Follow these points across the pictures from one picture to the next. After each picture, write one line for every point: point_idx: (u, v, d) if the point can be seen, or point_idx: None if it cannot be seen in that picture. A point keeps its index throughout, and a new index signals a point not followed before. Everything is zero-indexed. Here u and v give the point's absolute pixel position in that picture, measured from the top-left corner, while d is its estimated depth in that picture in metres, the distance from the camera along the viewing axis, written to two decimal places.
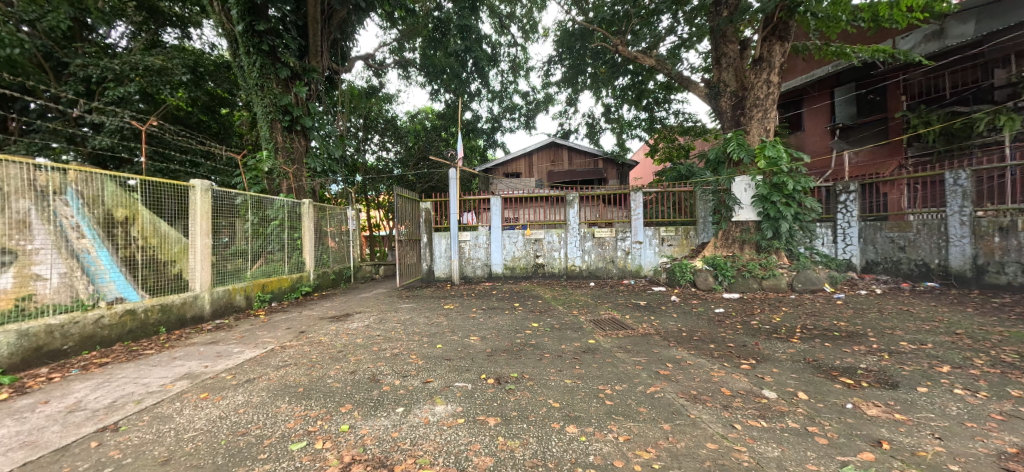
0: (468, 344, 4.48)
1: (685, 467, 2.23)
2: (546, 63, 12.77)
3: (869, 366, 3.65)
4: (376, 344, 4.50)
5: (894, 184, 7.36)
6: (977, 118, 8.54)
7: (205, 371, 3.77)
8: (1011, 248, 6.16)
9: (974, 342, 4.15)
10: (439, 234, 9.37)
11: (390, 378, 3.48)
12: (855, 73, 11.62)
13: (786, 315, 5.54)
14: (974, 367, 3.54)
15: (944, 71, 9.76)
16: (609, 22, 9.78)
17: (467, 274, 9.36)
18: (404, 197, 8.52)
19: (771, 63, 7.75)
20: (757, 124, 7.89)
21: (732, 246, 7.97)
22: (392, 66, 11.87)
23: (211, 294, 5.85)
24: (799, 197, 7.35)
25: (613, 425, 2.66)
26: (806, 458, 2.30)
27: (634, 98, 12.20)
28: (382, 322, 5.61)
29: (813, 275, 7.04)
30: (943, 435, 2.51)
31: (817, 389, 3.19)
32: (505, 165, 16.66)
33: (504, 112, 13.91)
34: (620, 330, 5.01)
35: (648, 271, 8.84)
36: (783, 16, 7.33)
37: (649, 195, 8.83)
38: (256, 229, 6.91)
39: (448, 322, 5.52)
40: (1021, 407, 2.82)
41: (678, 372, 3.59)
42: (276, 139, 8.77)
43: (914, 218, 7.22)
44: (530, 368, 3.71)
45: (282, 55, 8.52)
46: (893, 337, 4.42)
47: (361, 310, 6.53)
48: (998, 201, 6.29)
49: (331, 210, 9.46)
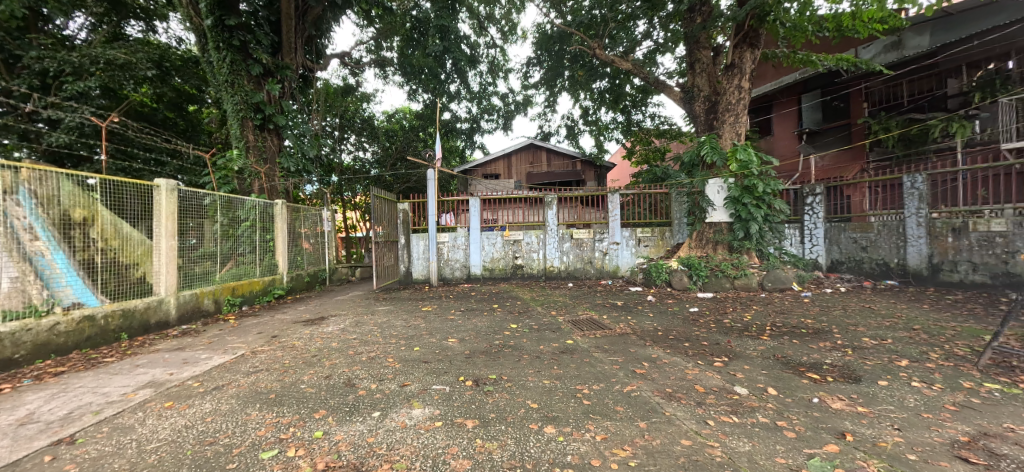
0: (447, 346, 4.45)
1: (661, 464, 2.27)
2: (525, 65, 12.85)
3: (834, 361, 3.80)
4: (352, 348, 4.42)
5: (856, 187, 7.69)
6: (932, 125, 9.04)
7: (170, 379, 3.62)
8: (963, 247, 6.54)
9: (929, 337, 4.37)
10: (417, 235, 9.28)
11: (366, 382, 3.42)
12: (820, 80, 12.06)
13: (756, 313, 5.72)
14: (929, 361, 3.73)
15: (902, 80, 10.24)
16: (587, 26, 9.93)
17: (446, 275, 9.29)
18: (381, 198, 8.41)
19: (742, 70, 7.92)
20: (730, 128, 8.10)
21: (705, 247, 8.16)
22: (368, 65, 11.67)
23: (177, 298, 5.63)
24: (768, 199, 7.63)
25: (591, 425, 2.68)
26: (775, 452, 2.37)
27: (612, 101, 12.39)
28: (359, 325, 5.51)
29: (782, 275, 7.28)
30: (902, 426, 2.64)
31: (785, 385, 3.29)
32: (484, 166, 16.65)
33: (482, 113, 13.89)
34: (598, 330, 5.07)
35: (625, 271, 8.98)
36: (753, 24, 7.55)
37: (626, 196, 8.97)
38: (226, 230, 6.70)
39: (425, 324, 5.47)
40: (972, 398, 2.98)
41: (654, 370, 3.66)
42: (247, 137, 8.50)
43: (875, 219, 7.54)
44: (509, 369, 3.72)
45: (254, 52, 8.31)
46: (856, 333, 4.62)
47: (337, 313, 6.40)
48: (952, 203, 6.64)
49: (305, 211, 9.24)
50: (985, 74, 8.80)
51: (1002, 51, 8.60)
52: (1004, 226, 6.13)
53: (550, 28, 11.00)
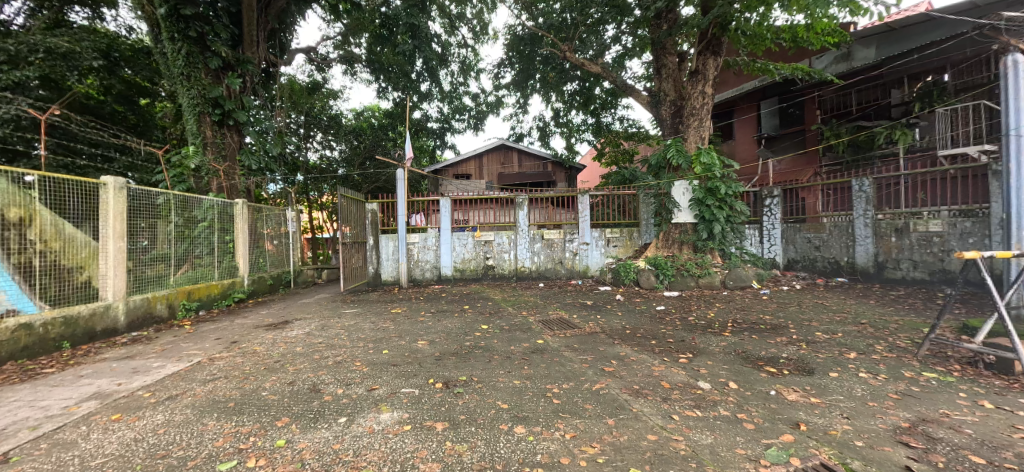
0: (416, 349, 4.40)
1: (628, 459, 2.32)
2: (496, 66, 12.83)
3: (790, 355, 3.99)
4: (318, 352, 4.29)
5: (810, 190, 8.15)
6: (878, 132, 9.61)
7: (119, 389, 3.41)
8: (905, 246, 6.97)
9: (875, 331, 4.66)
10: (386, 235, 9.11)
11: (332, 387, 3.34)
12: (778, 88, 12.62)
13: (719, 311, 5.93)
14: (875, 353, 3.97)
15: (851, 90, 10.93)
16: (558, 29, 10.06)
17: (416, 276, 9.17)
18: (348, 198, 8.22)
19: (706, 76, 8.22)
20: (694, 132, 8.38)
21: (671, 247, 8.40)
22: (335, 61, 11.35)
23: (126, 303, 5.31)
24: (730, 201, 7.96)
25: (560, 424, 2.71)
26: (735, 443, 2.47)
27: (582, 103, 12.58)
28: (325, 328, 5.36)
29: (743, 273, 7.59)
30: (851, 414, 2.80)
31: (746, 379, 3.43)
32: (455, 166, 16.55)
33: (454, 112, 13.78)
34: (568, 330, 5.12)
35: (594, 271, 9.12)
36: (716, 32, 7.87)
37: (596, 198, 9.11)
38: (181, 231, 6.37)
39: (395, 326, 5.38)
40: (913, 386, 3.20)
41: (622, 368, 3.74)
42: (205, 133, 8.10)
43: (827, 220, 8.02)
44: (480, 370, 3.72)
45: (212, 44, 7.92)
46: (810, 328, 4.87)
47: (302, 316, 6.20)
48: (895, 205, 7.07)
49: (267, 211, 8.90)
50: (923, 86, 9.49)
51: (938, 65, 9.28)
52: (941, 227, 6.57)
53: (522, 30, 11.05)
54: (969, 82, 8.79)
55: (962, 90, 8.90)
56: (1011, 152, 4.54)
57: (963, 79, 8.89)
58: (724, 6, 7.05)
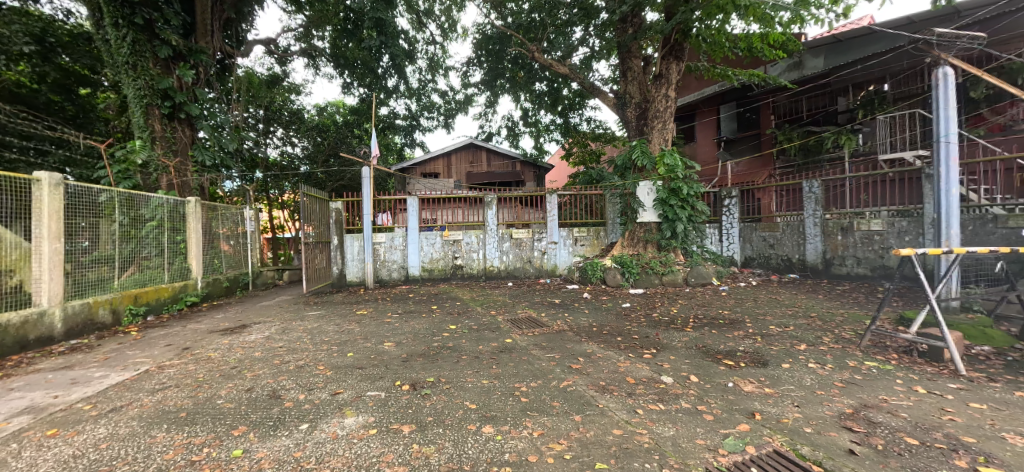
0: (383, 350, 4.32)
1: (594, 454, 2.37)
2: (465, 64, 12.73)
3: (746, 348, 4.18)
4: (278, 356, 4.14)
5: (765, 191, 8.57)
6: (826, 136, 10.31)
7: (55, 402, 3.17)
8: (850, 244, 7.41)
9: (823, 323, 4.95)
10: (351, 235, 8.88)
11: (294, 393, 3.23)
12: (736, 93, 13.14)
13: (681, 307, 6.14)
14: (823, 344, 4.22)
15: (802, 96, 11.58)
16: (526, 29, 10.12)
17: (382, 277, 8.99)
18: (311, 196, 7.97)
19: (669, 80, 8.48)
20: (658, 133, 8.62)
21: (636, 246, 8.61)
22: (297, 54, 10.91)
23: (63, 309, 4.94)
24: (692, 201, 8.26)
25: (528, 422, 2.73)
26: (696, 434, 2.56)
27: (550, 104, 12.72)
28: (285, 332, 5.17)
29: (703, 271, 7.89)
30: (801, 403, 2.96)
31: (705, 372, 3.57)
32: (423, 164, 16.31)
33: (422, 110, 13.58)
34: (536, 329, 5.16)
35: (562, 270, 9.24)
36: (678, 37, 8.13)
37: (563, 197, 9.21)
38: (127, 231, 5.99)
39: (360, 328, 5.26)
40: (856, 375, 3.42)
41: (589, 365, 3.80)
42: (154, 126, 7.63)
43: (780, 220, 8.46)
44: (447, 370, 3.69)
45: (161, 32, 7.47)
46: (764, 322, 5.12)
47: (261, 320, 5.95)
48: (840, 206, 7.54)
49: (223, 210, 8.49)
50: (866, 95, 10.22)
51: (880, 75, 10.00)
52: (881, 226, 7.02)
53: (490, 29, 11.01)
54: (906, 92, 9.53)
55: (900, 99, 9.63)
56: (941, 158, 4.92)
57: (902, 88, 9.63)
58: (685, 12, 7.31)
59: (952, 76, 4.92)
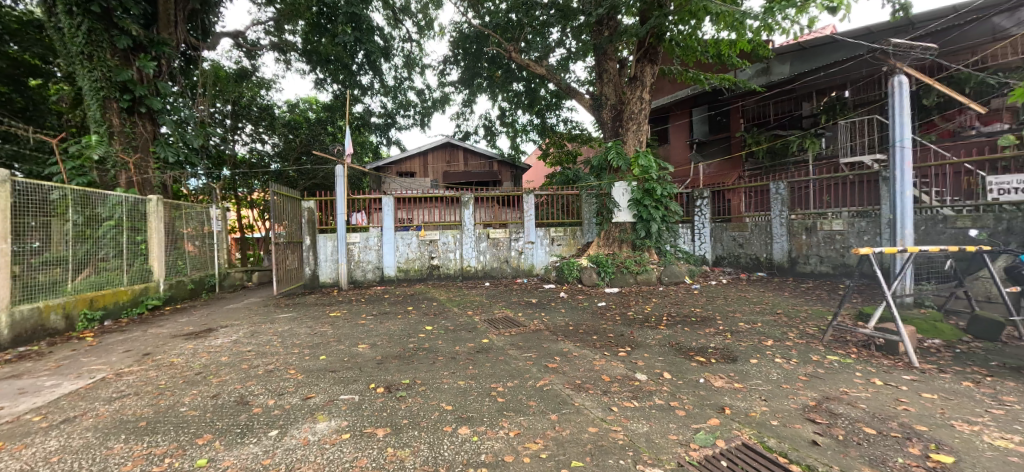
0: (357, 353, 4.24)
1: (570, 452, 2.39)
2: (441, 62, 12.61)
3: (717, 344, 4.30)
4: (247, 361, 4.01)
5: (735, 192, 8.85)
6: (792, 140, 10.69)
7: (0, 414, 2.97)
8: (813, 244, 7.72)
9: (789, 320, 5.14)
10: (324, 235, 8.68)
11: (262, 398, 3.13)
12: (707, 97, 13.50)
13: (655, 306, 6.27)
14: (788, 340, 4.38)
15: (769, 102, 11.90)
16: (503, 29, 10.11)
17: (357, 278, 8.81)
18: (281, 195, 7.75)
19: (644, 82, 8.64)
20: (633, 135, 8.76)
21: (612, 246, 8.74)
22: (267, 48, 10.57)
23: (10, 314, 4.64)
24: (665, 201, 8.45)
25: (504, 422, 2.73)
26: (668, 430, 2.62)
27: (528, 104, 12.80)
28: (254, 335, 5.01)
29: (676, 270, 8.07)
30: (768, 397, 3.06)
31: (678, 369, 3.65)
32: (398, 163, 16.08)
33: (397, 108, 13.36)
34: (513, 328, 5.17)
35: (539, 269, 9.29)
36: (653, 41, 8.31)
37: (540, 197, 9.26)
38: (81, 231, 5.69)
39: (333, 331, 5.15)
40: (818, 369, 3.56)
41: (565, 364, 3.84)
42: (112, 121, 7.26)
43: (749, 220, 8.76)
44: (423, 372, 3.65)
45: (120, 21, 7.11)
46: (734, 319, 5.28)
47: (228, 323, 5.75)
48: (805, 207, 7.86)
49: (188, 209, 8.16)
50: (829, 100, 10.63)
51: (841, 82, 10.44)
52: (842, 226, 7.32)
53: (468, 28, 10.96)
54: (866, 98, 10.01)
55: (860, 105, 10.12)
56: (897, 162, 5.18)
57: (861, 95, 10.10)
58: (659, 17, 7.49)
59: (906, 84, 5.18)
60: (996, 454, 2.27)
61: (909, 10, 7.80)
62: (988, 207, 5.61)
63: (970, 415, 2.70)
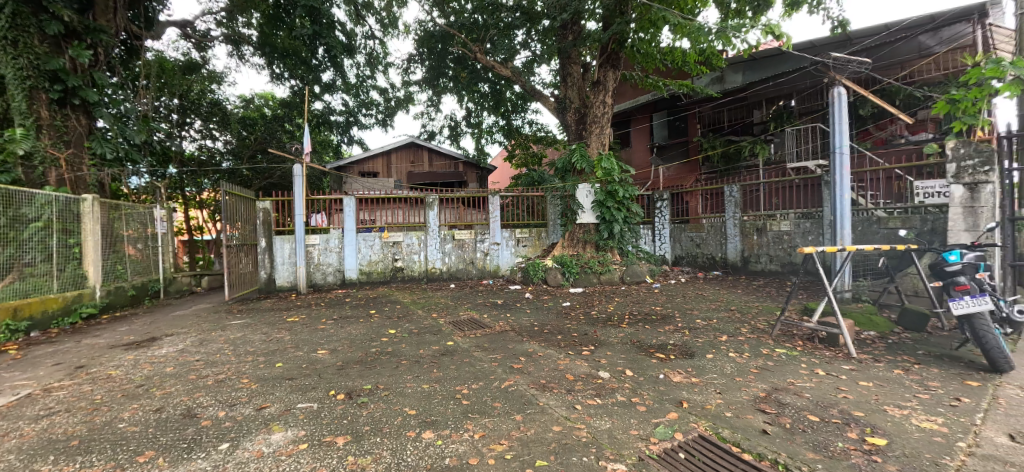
0: (316, 359, 4.09)
1: (534, 452, 2.40)
2: (405, 61, 12.36)
3: (675, 341, 4.46)
4: (194, 371, 3.78)
5: (692, 194, 9.22)
6: (744, 146, 11.33)
7: None
8: (764, 243, 8.15)
9: (741, 316, 5.41)
10: (281, 237, 8.32)
11: (212, 410, 2.96)
12: (667, 102, 14.01)
13: (618, 305, 6.42)
14: (741, 335, 4.60)
15: (723, 108, 12.51)
16: (469, 29, 10.09)
17: (317, 281, 8.51)
18: (234, 194, 7.38)
19: (607, 87, 8.83)
20: (596, 138, 8.93)
21: (576, 246, 8.89)
22: (219, 40, 10.03)
23: None
24: (627, 203, 8.69)
25: (469, 425, 2.71)
26: (630, 426, 2.69)
27: (493, 106, 12.86)
28: (203, 343, 4.74)
29: (638, 269, 8.31)
30: (722, 390, 3.20)
31: (639, 366, 3.76)
32: (360, 163, 15.67)
33: (360, 106, 12.98)
34: (478, 330, 5.16)
35: (505, 270, 9.31)
36: (615, 47, 8.53)
37: (506, 198, 9.28)
38: (3, 233, 5.19)
39: (290, 336, 4.95)
40: (768, 361, 3.76)
41: (530, 364, 3.86)
42: (40, 113, 6.68)
43: (706, 221, 9.16)
44: (386, 377, 3.56)
45: (49, 5, 6.51)
46: (692, 316, 5.49)
47: (173, 331, 5.40)
48: (756, 209, 8.30)
49: (129, 209, 7.62)
50: (778, 108, 11.30)
51: (788, 92, 11.10)
52: (789, 226, 7.76)
53: (433, 27, 10.83)
54: (810, 107, 10.73)
55: (805, 114, 10.85)
56: (836, 166, 5.54)
57: (805, 104, 10.82)
58: (621, 23, 7.74)
59: (845, 95, 5.55)
60: (922, 435, 2.48)
61: (847, 27, 8.38)
62: (916, 209, 6.10)
63: (901, 400, 2.92)
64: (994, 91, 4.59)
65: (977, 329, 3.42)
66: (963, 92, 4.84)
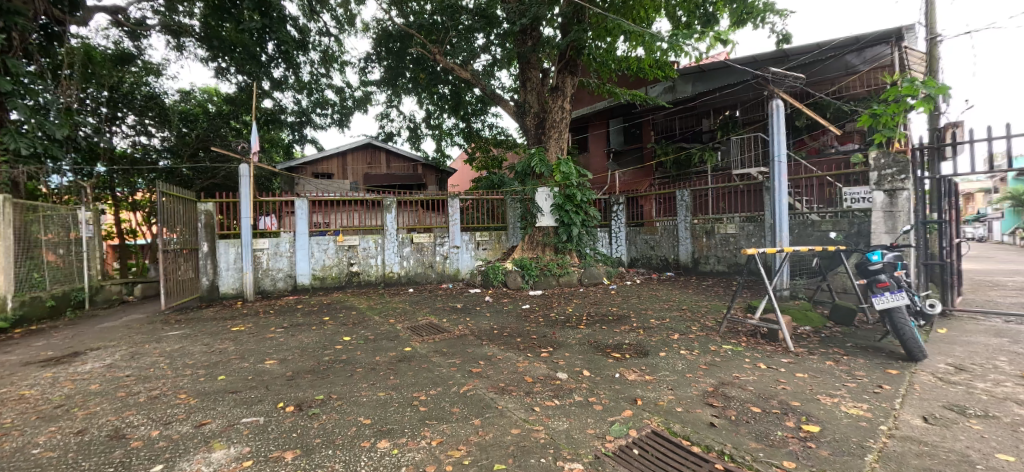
0: (263, 370, 3.89)
1: (492, 456, 2.39)
2: (363, 60, 12.01)
3: (631, 340, 4.60)
4: (124, 388, 3.48)
5: (647, 198, 9.56)
6: (694, 153, 11.94)
7: None
8: (712, 245, 8.57)
9: (692, 314, 5.67)
10: (226, 241, 7.83)
11: (144, 430, 2.73)
12: (622, 109, 14.48)
13: (577, 306, 6.55)
14: (691, 332, 4.82)
15: (675, 116, 13.07)
16: (428, 30, 9.93)
17: (265, 287, 8.07)
18: (171, 196, 6.88)
19: (564, 93, 9.06)
20: (555, 142, 9.11)
21: (535, 249, 8.97)
22: (156, 29, 9.34)
23: None
24: (585, 207, 8.90)
25: (426, 431, 2.67)
26: (587, 425, 2.73)
27: (452, 108, 12.79)
28: (135, 357, 4.37)
29: (595, 271, 8.50)
30: (673, 386, 3.33)
31: (596, 366, 3.84)
32: (314, 163, 15.10)
33: (314, 106, 12.48)
34: (437, 334, 5.08)
35: (465, 273, 9.24)
36: (573, 54, 8.79)
37: (465, 202, 9.24)
38: None
39: (236, 347, 4.67)
40: (715, 357, 3.96)
41: (489, 368, 3.85)
42: None
43: (660, 224, 9.52)
44: (340, 386, 3.44)
45: None
46: (646, 316, 5.69)
47: (101, 345, 4.95)
48: (705, 212, 8.71)
49: (48, 211, 6.90)
50: (725, 118, 12.00)
51: (733, 103, 11.79)
52: (735, 229, 8.21)
53: (390, 26, 10.60)
54: (753, 118, 11.49)
55: (748, 124, 11.59)
56: (775, 174, 5.94)
57: (749, 115, 11.57)
58: (578, 31, 8.03)
59: (783, 108, 5.97)
60: (850, 421, 2.69)
61: (790, 40, 9.03)
62: (844, 213, 6.62)
63: (832, 389, 3.16)
64: (909, 106, 5.09)
65: (897, 322, 3.76)
66: (882, 107, 5.31)
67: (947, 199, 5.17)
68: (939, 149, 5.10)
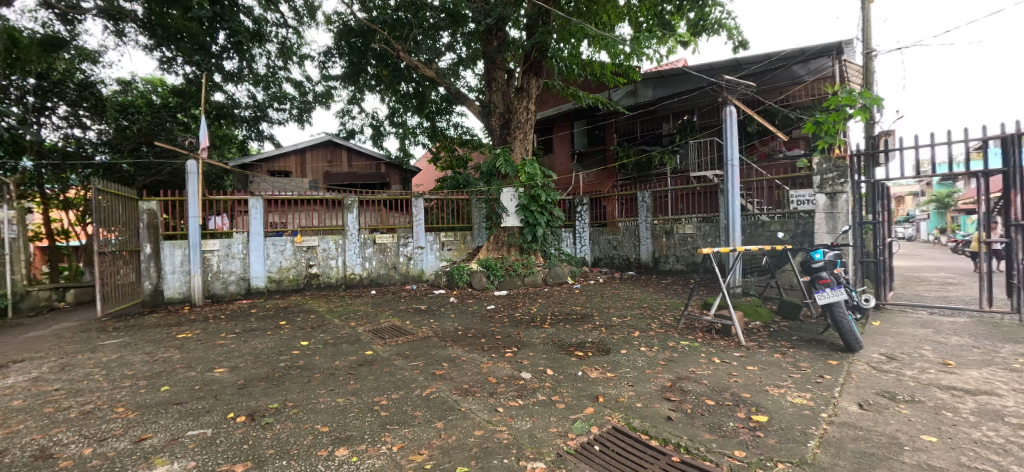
0: (213, 378, 3.69)
1: (455, 459, 2.37)
2: (323, 55, 11.61)
3: (593, 339, 4.68)
4: (53, 403, 3.21)
5: (609, 199, 9.79)
6: (654, 156, 12.32)
7: None
8: (671, 245, 8.87)
9: (652, 312, 5.84)
10: (172, 243, 7.35)
11: (74, 448, 2.52)
12: (586, 112, 14.76)
13: (541, 306, 6.60)
14: (651, 330, 4.97)
15: (636, 120, 13.46)
16: (392, 26, 9.66)
17: (215, 291, 7.63)
18: (109, 194, 6.40)
19: (529, 94, 9.12)
20: (519, 143, 9.16)
21: (500, 249, 8.97)
22: (92, 13, 8.67)
23: None
24: (549, 207, 9.01)
25: (387, 436, 2.61)
26: (550, 424, 2.76)
27: (417, 106, 12.59)
28: (66, 369, 4.03)
29: (560, 271, 8.61)
30: (634, 382, 3.42)
31: (559, 365, 3.88)
32: (270, 161, 14.47)
33: (270, 100, 11.92)
34: (400, 337, 4.99)
35: (429, 274, 9.12)
36: (537, 56, 8.86)
37: (430, 201, 9.12)
38: None
39: (182, 355, 4.40)
40: (674, 353, 4.10)
41: (452, 369, 3.81)
42: None
43: (622, 224, 9.76)
44: (296, 393, 3.31)
45: None
46: (609, 314, 5.81)
47: (25, 357, 4.53)
48: (664, 213, 9.00)
49: None
50: (683, 123, 12.45)
51: (690, 108, 12.24)
52: (692, 229, 8.54)
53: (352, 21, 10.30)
54: (709, 123, 11.98)
55: (705, 128, 12.09)
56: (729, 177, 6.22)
57: (705, 120, 12.06)
58: (542, 33, 8.11)
59: (735, 114, 6.28)
60: (795, 410, 2.85)
61: (746, 47, 9.50)
62: (791, 214, 7.03)
63: (779, 381, 3.34)
64: (848, 115, 5.44)
65: (837, 316, 4.02)
66: (825, 116, 5.63)
67: (880, 202, 5.57)
68: (874, 155, 5.50)
